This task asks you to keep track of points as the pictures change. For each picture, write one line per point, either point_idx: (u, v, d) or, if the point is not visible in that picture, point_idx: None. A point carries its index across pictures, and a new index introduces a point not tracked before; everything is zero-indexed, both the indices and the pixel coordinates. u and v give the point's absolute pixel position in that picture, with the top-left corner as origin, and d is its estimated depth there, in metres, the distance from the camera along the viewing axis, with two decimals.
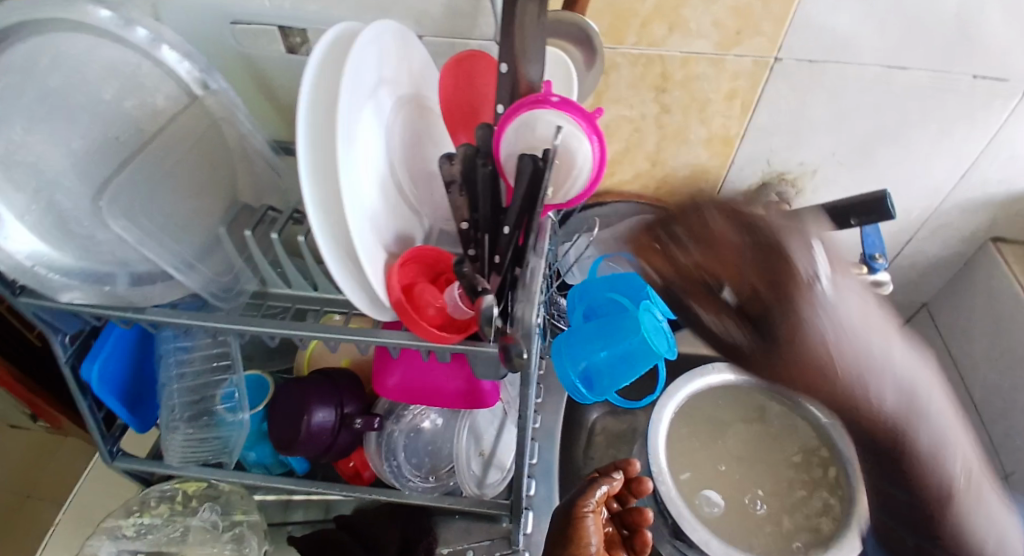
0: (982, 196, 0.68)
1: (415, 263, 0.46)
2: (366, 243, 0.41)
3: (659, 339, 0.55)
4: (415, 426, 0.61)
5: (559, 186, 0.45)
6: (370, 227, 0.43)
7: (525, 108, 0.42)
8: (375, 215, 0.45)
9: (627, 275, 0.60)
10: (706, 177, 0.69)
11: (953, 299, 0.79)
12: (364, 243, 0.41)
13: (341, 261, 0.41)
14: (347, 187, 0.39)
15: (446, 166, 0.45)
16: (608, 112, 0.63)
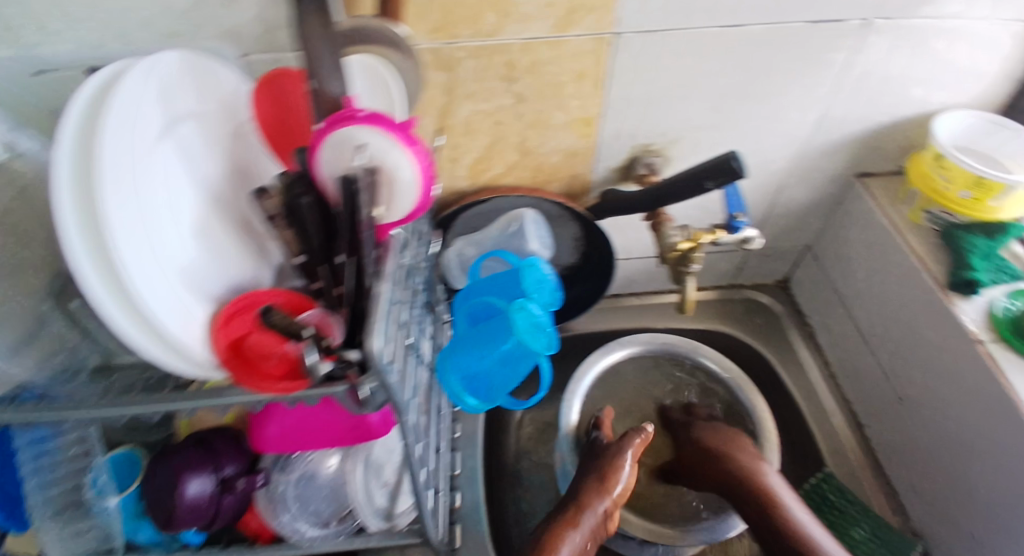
0: (840, 138, 0.70)
1: (243, 315, 0.43)
2: (162, 307, 0.37)
3: (536, 334, 0.56)
4: (310, 469, 0.59)
5: (392, 203, 0.42)
6: (176, 288, 0.39)
7: (333, 127, 0.39)
8: (184, 268, 0.41)
9: (504, 276, 0.61)
10: (577, 160, 0.68)
11: (832, 237, 0.82)
12: (160, 307, 0.37)
13: (137, 328, 0.38)
14: (128, 247, 0.35)
15: (264, 201, 0.41)
16: (464, 108, 0.60)
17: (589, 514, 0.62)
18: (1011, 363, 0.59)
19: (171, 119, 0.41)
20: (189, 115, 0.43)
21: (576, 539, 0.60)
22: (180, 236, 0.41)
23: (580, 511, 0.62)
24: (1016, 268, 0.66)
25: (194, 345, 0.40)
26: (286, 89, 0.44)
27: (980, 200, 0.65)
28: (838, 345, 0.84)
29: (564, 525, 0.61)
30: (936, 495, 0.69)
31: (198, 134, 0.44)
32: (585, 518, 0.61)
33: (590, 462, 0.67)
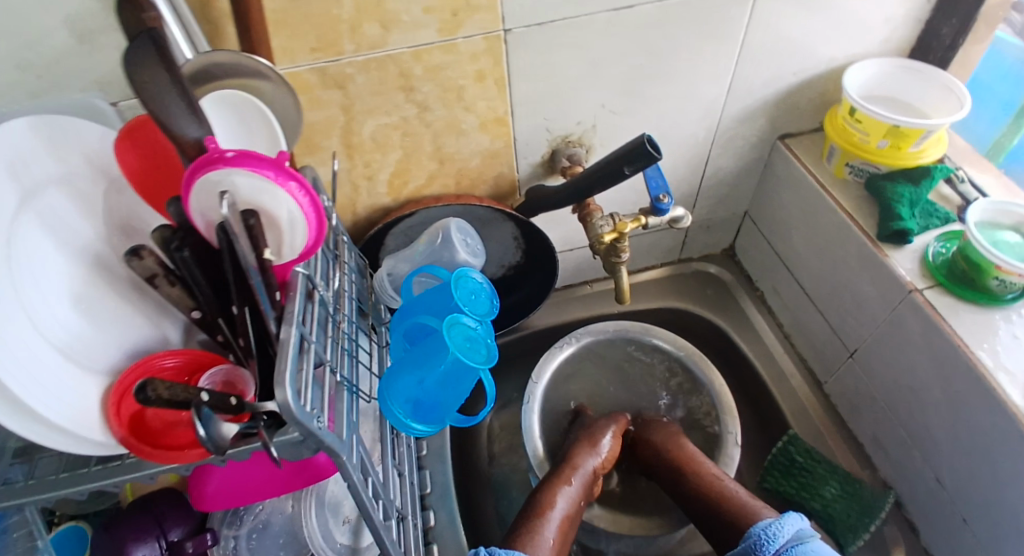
0: (756, 103, 0.70)
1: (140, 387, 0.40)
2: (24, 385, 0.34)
3: (472, 350, 0.54)
4: (262, 520, 0.58)
5: (281, 241, 0.41)
6: (49, 366, 0.37)
7: (199, 172, 0.36)
8: (57, 343, 0.38)
9: (435, 291, 0.58)
10: (498, 160, 0.66)
11: (768, 200, 0.83)
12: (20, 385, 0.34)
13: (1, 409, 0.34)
14: None
15: (137, 263, 0.39)
16: (367, 124, 0.57)
17: (581, 469, 0.67)
18: (948, 306, 0.60)
19: (26, 194, 0.39)
20: (46, 186, 0.41)
21: (570, 493, 0.65)
22: (51, 311, 0.39)
23: (572, 467, 0.67)
24: (944, 210, 0.67)
25: (89, 428, 0.38)
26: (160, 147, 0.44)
27: (899, 147, 0.65)
28: (787, 305, 0.85)
29: (560, 483, 0.66)
30: (895, 442, 0.70)
31: (63, 204, 0.42)
32: (578, 475, 0.67)
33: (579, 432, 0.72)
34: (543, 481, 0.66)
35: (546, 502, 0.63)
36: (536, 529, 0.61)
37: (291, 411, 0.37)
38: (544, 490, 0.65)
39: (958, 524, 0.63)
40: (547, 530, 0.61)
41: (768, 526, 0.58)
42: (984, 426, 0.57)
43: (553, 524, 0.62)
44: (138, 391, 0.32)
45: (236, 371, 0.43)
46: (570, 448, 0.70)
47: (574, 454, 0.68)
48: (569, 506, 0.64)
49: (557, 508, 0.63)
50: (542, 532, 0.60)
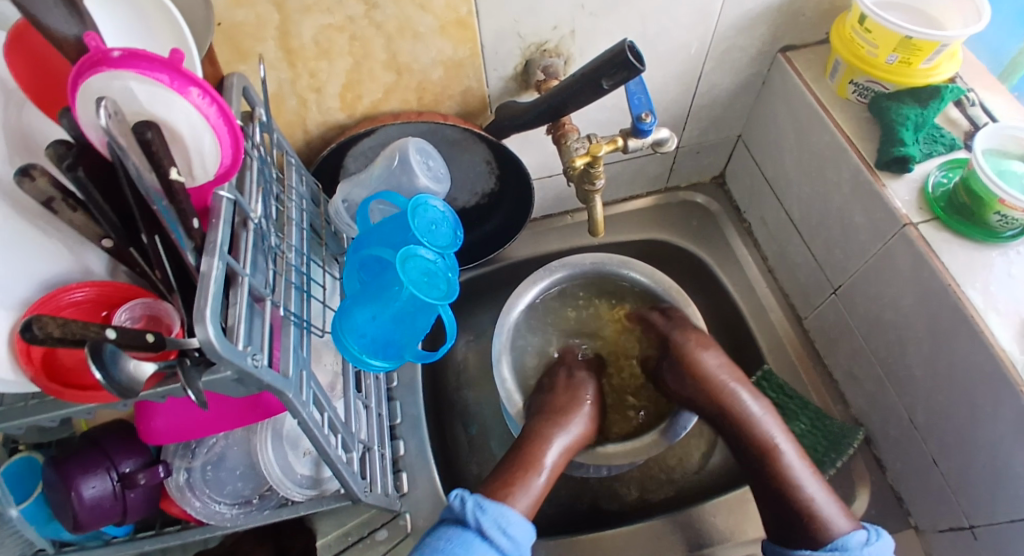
0: (755, 9, 0.62)
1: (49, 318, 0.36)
2: None
3: (430, 285, 0.50)
4: (216, 453, 0.58)
5: (190, 159, 0.35)
6: None
7: (81, 76, 0.30)
8: None
9: (392, 220, 0.53)
10: (462, 71, 0.59)
11: (763, 122, 0.77)
12: None
13: None
14: None
15: (28, 184, 0.33)
16: (305, 25, 0.49)
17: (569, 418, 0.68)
18: (943, 243, 0.56)
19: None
20: None
21: (558, 450, 0.65)
22: None
23: (559, 427, 0.66)
24: (951, 135, 0.62)
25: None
26: (54, 58, 0.37)
27: (909, 63, 0.59)
28: (774, 238, 0.81)
29: (548, 440, 0.65)
30: (870, 380, 0.69)
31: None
32: (559, 441, 0.65)
33: (559, 391, 0.71)
34: (526, 436, 0.66)
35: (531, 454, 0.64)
36: (518, 478, 0.61)
37: (214, 350, 0.33)
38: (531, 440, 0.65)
39: (928, 465, 0.64)
40: (532, 483, 0.61)
41: (863, 546, 0.56)
42: (967, 369, 0.54)
43: (542, 479, 0.62)
44: (23, 329, 0.29)
45: (158, 304, 0.40)
46: (556, 404, 0.69)
47: (559, 413, 0.67)
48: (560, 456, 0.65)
49: (548, 457, 0.64)
50: (527, 483, 0.61)
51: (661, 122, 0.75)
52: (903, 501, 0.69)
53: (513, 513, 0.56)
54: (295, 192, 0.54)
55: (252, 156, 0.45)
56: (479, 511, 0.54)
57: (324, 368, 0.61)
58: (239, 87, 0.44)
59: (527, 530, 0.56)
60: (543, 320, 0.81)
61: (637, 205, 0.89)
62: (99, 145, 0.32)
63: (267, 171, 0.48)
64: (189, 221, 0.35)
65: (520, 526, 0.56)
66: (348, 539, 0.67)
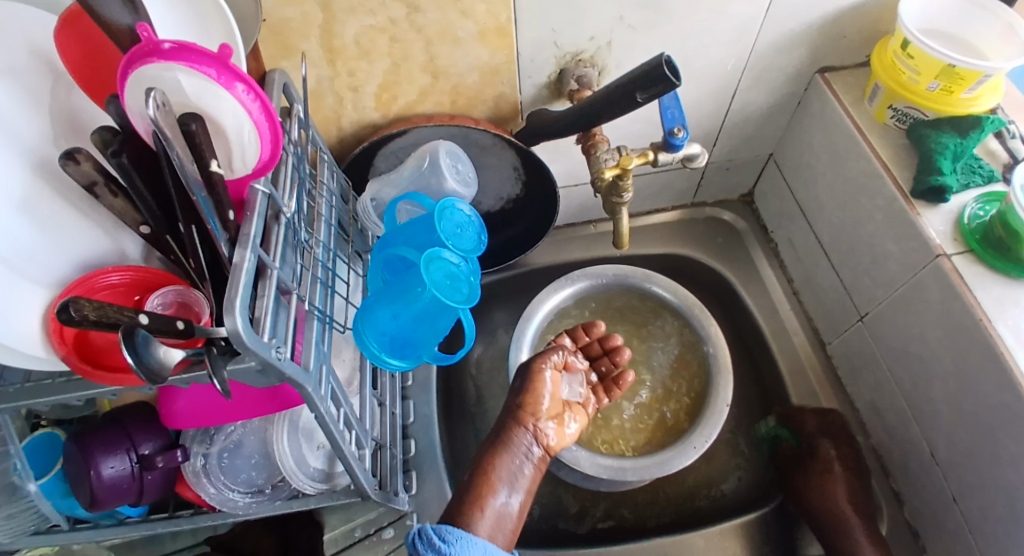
0: (796, 29, 0.61)
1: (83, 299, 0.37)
2: None
3: (452, 288, 0.51)
4: (233, 440, 0.60)
5: (230, 150, 0.36)
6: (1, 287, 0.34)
7: (132, 65, 0.31)
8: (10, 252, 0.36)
9: (419, 221, 0.54)
10: (497, 78, 0.60)
11: (797, 142, 0.76)
12: None
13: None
14: None
15: (73, 167, 0.34)
16: (348, 25, 0.50)
17: (518, 437, 0.59)
18: (976, 276, 0.55)
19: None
20: None
21: (516, 471, 0.57)
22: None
23: (516, 444, 0.59)
24: (989, 166, 0.60)
25: (27, 343, 0.36)
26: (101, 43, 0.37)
27: (950, 92, 0.58)
28: (801, 260, 0.80)
29: (501, 461, 0.57)
30: (894, 411, 0.68)
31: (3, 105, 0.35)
32: (519, 456, 0.58)
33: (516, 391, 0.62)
34: (482, 455, 0.58)
35: (484, 479, 0.56)
36: (468, 507, 0.53)
37: (240, 340, 0.33)
38: (484, 461, 0.57)
39: (947, 502, 0.62)
40: (480, 514, 0.53)
41: None
42: (995, 408, 0.53)
43: (489, 508, 0.53)
44: (60, 310, 0.29)
45: (190, 292, 0.41)
46: (512, 414, 0.61)
47: (515, 424, 0.60)
48: (511, 479, 0.57)
49: (500, 490, 0.55)
50: (476, 514, 0.53)
51: (692, 136, 0.74)
52: (919, 537, 0.67)
53: (453, 529, 0.47)
54: (326, 188, 0.55)
55: (289, 152, 0.45)
56: (413, 541, 0.46)
57: (342, 363, 0.62)
58: (281, 83, 0.45)
59: (479, 551, 0.46)
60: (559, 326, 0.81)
61: (662, 218, 0.89)
62: (143, 133, 0.33)
63: (301, 167, 0.49)
64: (225, 212, 0.35)
65: (467, 541, 0.46)
66: (354, 534, 0.67)
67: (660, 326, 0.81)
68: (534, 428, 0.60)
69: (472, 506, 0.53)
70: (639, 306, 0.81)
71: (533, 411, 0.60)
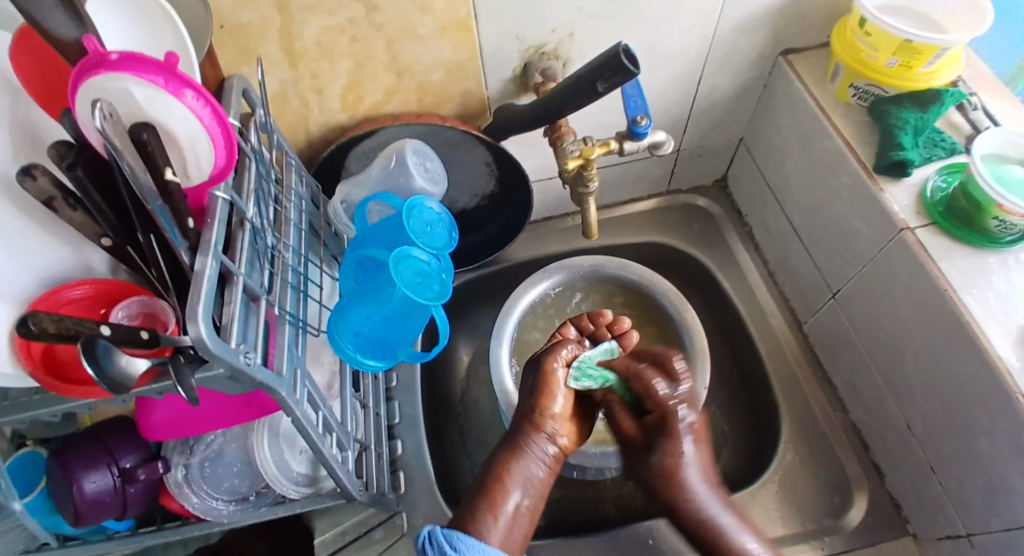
0: (755, 12, 0.62)
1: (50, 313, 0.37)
2: None
3: (424, 286, 0.51)
4: (214, 449, 0.59)
5: (185, 158, 0.36)
6: None
7: (80, 78, 0.30)
8: None
9: (388, 220, 0.54)
10: (462, 73, 0.60)
11: (765, 124, 0.76)
12: None
13: None
14: None
15: (30, 183, 0.34)
16: (308, 26, 0.50)
17: (535, 443, 0.60)
18: (941, 249, 0.56)
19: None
20: None
21: (529, 473, 0.58)
22: None
23: (528, 448, 0.59)
24: (952, 140, 0.61)
25: None
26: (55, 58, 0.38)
27: (908, 67, 0.59)
28: (775, 243, 0.81)
29: (513, 464, 0.58)
30: (871, 387, 0.69)
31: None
32: (532, 460, 0.59)
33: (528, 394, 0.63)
34: (494, 459, 0.59)
35: (497, 483, 0.56)
36: (479, 514, 0.53)
37: (206, 348, 0.33)
38: (498, 466, 0.58)
39: (926, 472, 0.63)
40: (493, 519, 0.53)
41: None
42: (964, 376, 0.54)
43: (503, 513, 0.54)
44: (20, 325, 0.30)
45: (155, 302, 0.40)
46: (525, 416, 0.62)
47: (527, 426, 0.61)
48: (526, 484, 0.57)
49: (513, 493, 0.55)
50: (488, 520, 0.53)
51: (661, 124, 0.75)
52: (901, 509, 0.68)
53: (464, 538, 0.47)
54: (293, 192, 0.54)
55: (250, 156, 0.45)
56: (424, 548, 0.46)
57: (321, 367, 0.61)
58: (239, 88, 0.45)
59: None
60: (538, 319, 0.81)
61: (637, 208, 0.89)
62: (97, 146, 0.33)
63: (265, 172, 0.48)
64: (184, 221, 0.35)
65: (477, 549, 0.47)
66: (343, 538, 0.66)
67: (639, 314, 0.81)
68: (547, 433, 0.61)
69: (483, 509, 0.54)
70: (616, 295, 0.82)
71: (544, 416, 0.61)
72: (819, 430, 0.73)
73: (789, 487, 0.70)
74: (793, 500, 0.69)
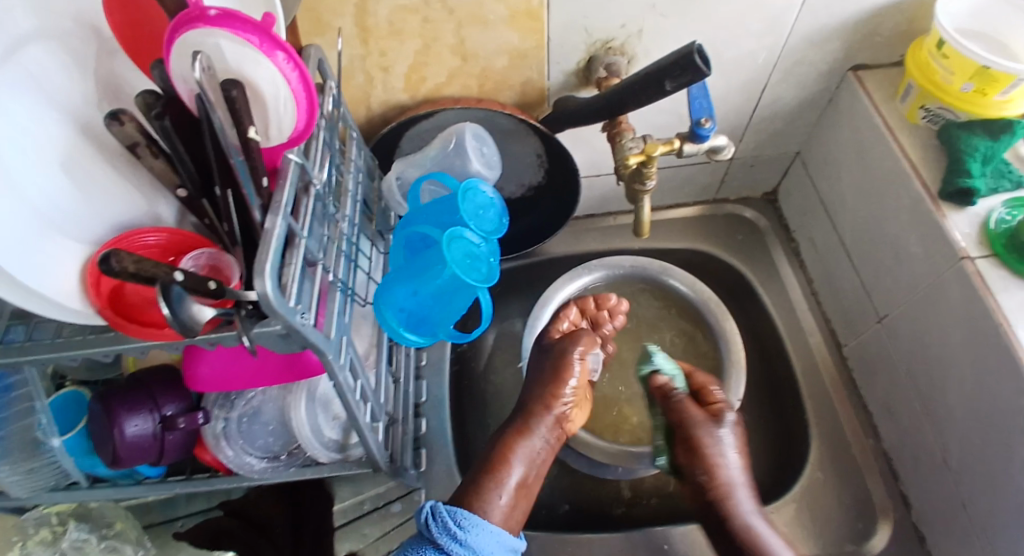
0: (830, 24, 0.61)
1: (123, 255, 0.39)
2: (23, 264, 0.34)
3: (472, 268, 0.51)
4: (253, 407, 0.61)
5: (269, 120, 0.37)
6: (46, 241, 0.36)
7: (179, 30, 0.31)
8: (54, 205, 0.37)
9: (442, 200, 0.55)
10: (526, 62, 0.60)
11: (825, 140, 0.75)
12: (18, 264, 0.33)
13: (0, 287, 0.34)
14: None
15: (116, 128, 0.34)
16: (383, 4, 0.51)
17: (540, 420, 0.61)
18: (999, 280, 0.54)
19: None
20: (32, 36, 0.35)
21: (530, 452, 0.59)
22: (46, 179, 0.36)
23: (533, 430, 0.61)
24: (1020, 173, 0.59)
25: (67, 294, 0.37)
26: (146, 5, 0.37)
27: (984, 93, 0.57)
28: (822, 260, 0.80)
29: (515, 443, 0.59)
30: (908, 415, 0.67)
31: (49, 64, 0.36)
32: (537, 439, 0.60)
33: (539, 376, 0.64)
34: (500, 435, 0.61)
35: (502, 459, 0.57)
36: (485, 488, 0.54)
37: (269, 304, 0.34)
38: (504, 442, 0.60)
39: (956, 507, 0.62)
40: (499, 496, 0.54)
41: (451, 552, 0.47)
42: (1010, 413, 0.52)
43: (507, 490, 0.55)
44: (102, 262, 0.31)
45: (221, 256, 0.41)
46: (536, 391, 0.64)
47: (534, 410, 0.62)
48: (530, 461, 0.59)
49: (514, 474, 0.56)
50: (492, 495, 0.54)
51: (718, 130, 0.74)
52: (926, 542, 0.66)
53: (467, 515, 0.49)
54: (353, 165, 0.56)
55: (320, 126, 0.46)
56: (431, 520, 0.47)
57: (362, 337, 0.62)
58: (315, 58, 0.46)
59: (494, 539, 0.49)
60: None
61: (682, 213, 0.89)
62: (186, 97, 0.34)
63: (331, 142, 0.50)
64: (258, 178, 0.37)
65: (480, 528, 0.48)
66: (362, 507, 0.69)
67: (674, 320, 0.81)
68: (555, 413, 0.62)
69: (485, 481, 0.55)
70: (653, 297, 0.82)
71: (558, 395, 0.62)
72: (848, 453, 0.72)
73: (811, 507, 0.69)
74: (813, 522, 0.68)
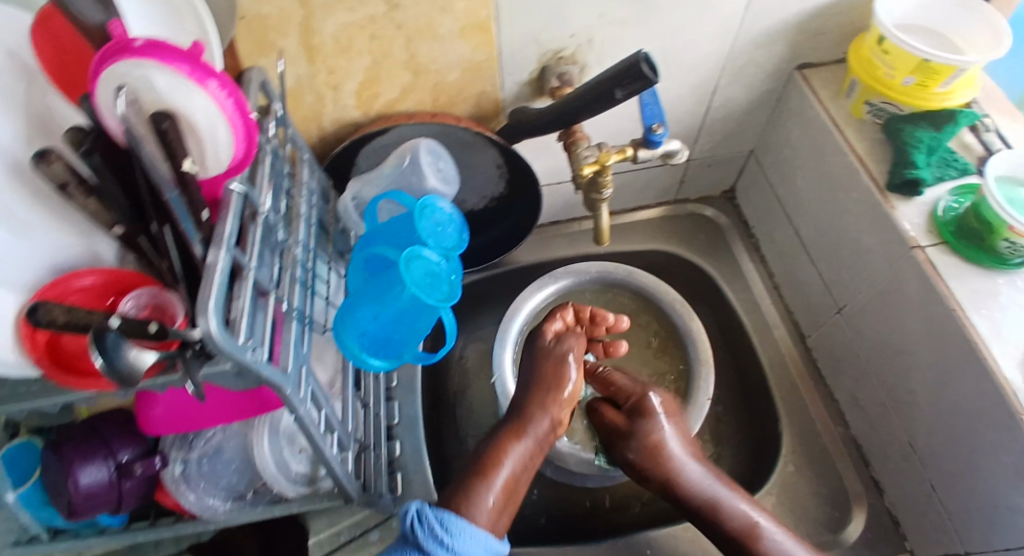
0: (776, 25, 0.62)
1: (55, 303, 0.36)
2: None
3: (433, 287, 0.50)
4: (213, 446, 0.58)
5: (205, 151, 0.35)
6: None
7: (104, 63, 0.30)
8: None
9: (400, 219, 0.53)
10: (479, 74, 0.59)
11: (777, 137, 0.76)
12: None
13: None
14: None
15: (43, 168, 0.33)
16: (328, 22, 0.50)
17: (535, 425, 0.56)
18: (950, 268, 0.56)
19: None
20: None
21: (520, 453, 0.54)
22: None
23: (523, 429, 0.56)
24: (965, 160, 0.61)
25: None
26: (77, 44, 0.35)
27: (925, 86, 0.59)
28: (782, 256, 0.81)
29: (505, 445, 0.54)
30: (874, 403, 0.69)
31: None
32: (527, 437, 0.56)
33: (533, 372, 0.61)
34: (486, 442, 0.56)
35: (490, 461, 0.52)
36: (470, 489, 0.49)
37: (214, 342, 0.32)
38: (493, 446, 0.54)
39: (926, 491, 0.63)
40: (483, 496, 0.48)
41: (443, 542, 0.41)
42: (971, 397, 0.54)
43: (495, 492, 0.49)
44: (31, 315, 0.31)
45: (163, 294, 0.39)
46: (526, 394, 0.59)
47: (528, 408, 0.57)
48: (519, 466, 0.53)
49: (501, 472, 0.51)
50: (479, 497, 0.48)
51: (674, 133, 0.75)
52: (900, 526, 0.68)
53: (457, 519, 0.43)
54: (305, 187, 0.54)
55: (265, 150, 0.45)
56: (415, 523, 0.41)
57: (325, 364, 0.61)
58: (258, 81, 0.45)
59: (480, 545, 0.43)
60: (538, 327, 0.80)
61: (643, 217, 0.89)
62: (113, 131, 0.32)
63: (279, 166, 0.48)
64: (199, 212, 0.35)
65: (468, 532, 0.43)
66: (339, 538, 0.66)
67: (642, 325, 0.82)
68: (551, 418, 0.57)
69: (471, 485, 0.49)
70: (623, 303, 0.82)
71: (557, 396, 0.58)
72: (820, 445, 0.73)
73: (788, 501, 0.70)
74: (793, 514, 0.69)
